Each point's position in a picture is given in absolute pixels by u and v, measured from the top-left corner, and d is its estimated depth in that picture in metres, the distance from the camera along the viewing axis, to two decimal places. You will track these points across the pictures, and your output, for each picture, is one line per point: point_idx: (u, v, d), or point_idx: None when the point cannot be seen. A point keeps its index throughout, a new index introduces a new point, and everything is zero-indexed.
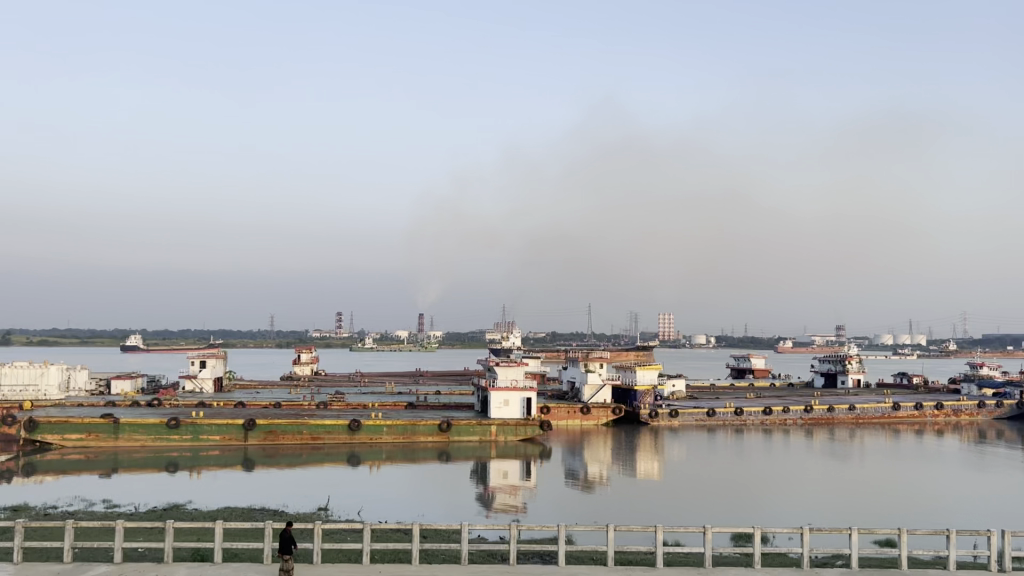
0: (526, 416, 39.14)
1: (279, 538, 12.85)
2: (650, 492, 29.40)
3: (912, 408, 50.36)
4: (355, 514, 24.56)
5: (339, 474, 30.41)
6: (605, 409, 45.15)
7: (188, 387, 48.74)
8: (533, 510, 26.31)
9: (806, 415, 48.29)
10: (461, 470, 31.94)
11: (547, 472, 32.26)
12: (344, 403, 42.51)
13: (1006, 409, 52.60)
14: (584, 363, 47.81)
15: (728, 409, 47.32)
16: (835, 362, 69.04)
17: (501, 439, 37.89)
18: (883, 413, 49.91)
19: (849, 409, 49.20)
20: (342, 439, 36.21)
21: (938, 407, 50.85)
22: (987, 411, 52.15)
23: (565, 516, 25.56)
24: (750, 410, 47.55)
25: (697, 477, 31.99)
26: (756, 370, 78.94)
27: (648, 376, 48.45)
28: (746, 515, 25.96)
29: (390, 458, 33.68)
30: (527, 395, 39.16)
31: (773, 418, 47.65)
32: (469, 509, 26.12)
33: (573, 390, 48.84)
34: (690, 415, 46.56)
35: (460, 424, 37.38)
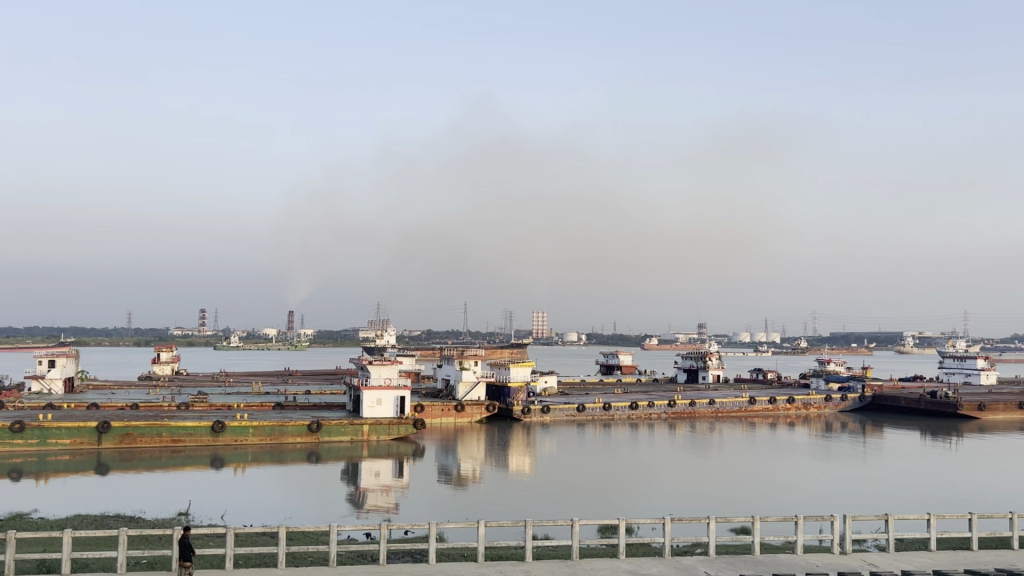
0: (398, 415, 38.88)
1: (178, 546, 13.06)
2: (521, 487, 29.81)
3: (767, 402, 53.26)
4: (217, 519, 23.71)
5: (202, 478, 29.28)
6: (478, 407, 45.48)
7: (34, 388, 45.64)
8: (404, 509, 26.23)
9: (669, 409, 50.18)
10: (331, 471, 31.37)
11: (420, 471, 32.12)
12: (207, 403, 40.90)
13: (850, 401, 56.44)
14: (458, 360, 47.92)
15: (597, 405, 48.60)
16: (697, 358, 72.12)
17: (373, 439, 37.43)
18: (740, 406, 52.50)
19: (710, 403, 51.49)
20: (205, 441, 34.86)
21: (790, 401, 53.99)
22: (833, 404, 55.82)
23: (435, 513, 25.60)
24: (617, 405, 49.06)
25: (564, 471, 32.66)
26: (624, 367, 81.39)
27: (520, 372, 49.03)
28: (610, 507, 26.74)
29: (256, 460, 32.69)
30: (401, 394, 38.97)
31: (640, 413, 49.32)
32: (339, 510, 25.71)
33: (447, 389, 48.89)
34: (561, 411, 47.44)
35: (330, 425, 36.68)
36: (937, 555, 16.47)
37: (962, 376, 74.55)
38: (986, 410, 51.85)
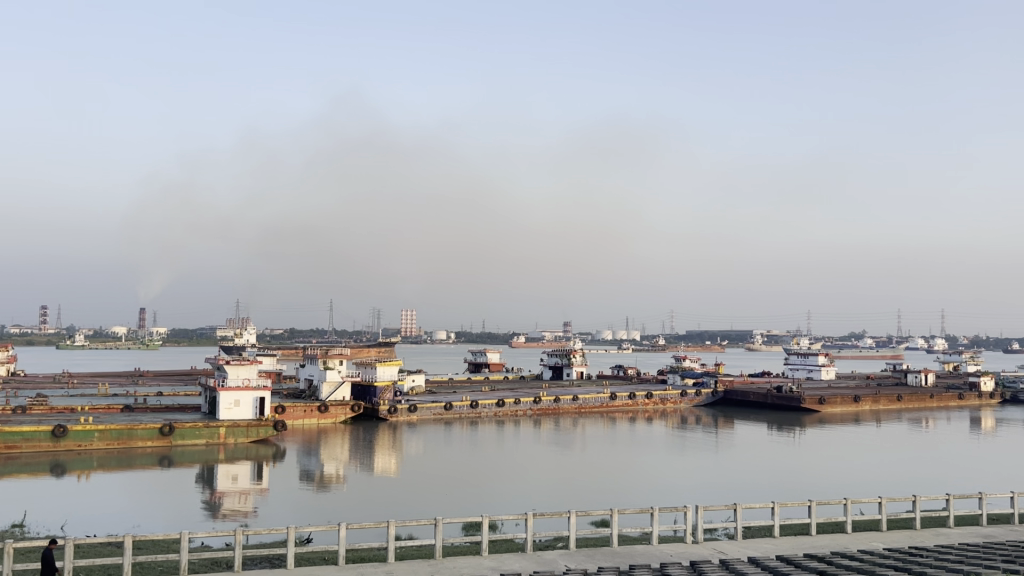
0: (258, 416, 37.67)
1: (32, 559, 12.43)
2: (385, 487, 29.48)
3: (627, 398, 54.95)
4: (56, 530, 22.15)
5: (40, 486, 27.29)
6: (343, 407, 44.69)
7: None
8: (263, 513, 25.42)
9: (535, 406, 50.92)
10: (184, 476, 29.99)
11: (280, 473, 31.23)
12: (47, 406, 38.20)
13: (704, 396, 59.15)
14: (322, 359, 46.88)
15: (464, 403, 48.74)
16: (562, 355, 73.62)
17: (230, 442, 36.07)
18: (603, 402, 53.93)
19: (573, 399, 52.66)
20: (44, 447, 32.49)
21: (649, 396, 55.96)
22: (688, 399, 58.31)
23: (296, 516, 24.93)
24: (484, 402, 49.38)
25: (430, 470, 32.51)
26: (491, 364, 82.11)
27: (387, 372, 48.47)
28: (474, 505, 26.82)
29: (102, 466, 30.79)
30: (259, 395, 37.72)
31: (506, 410, 49.83)
32: (193, 516, 24.62)
33: (310, 389, 47.74)
34: (428, 409, 47.21)
35: (184, 427, 35.05)
36: (779, 541, 17.45)
37: (805, 372, 79.62)
38: (826, 403, 55.60)
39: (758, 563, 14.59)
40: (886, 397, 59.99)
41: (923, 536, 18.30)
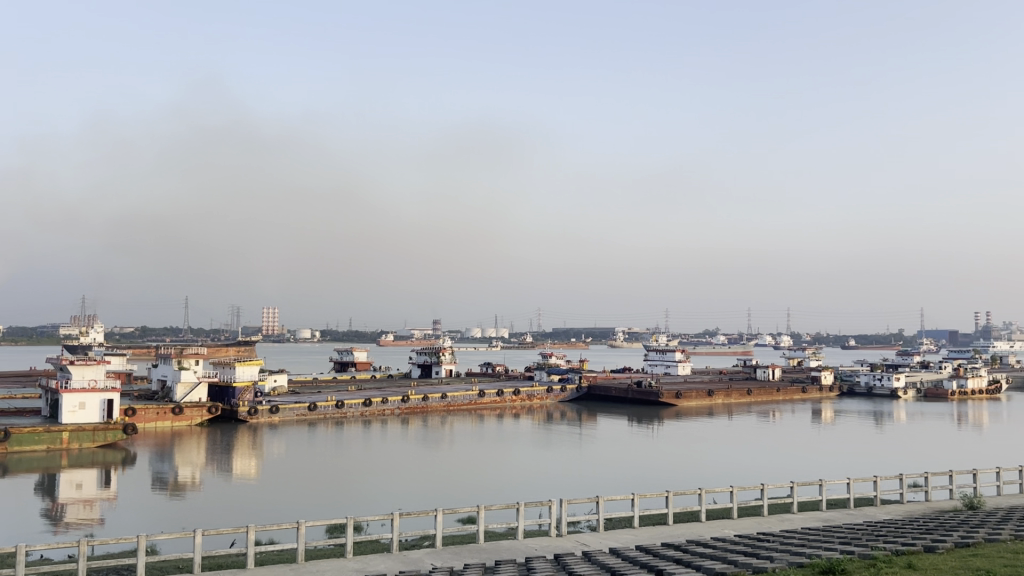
0: (105, 420, 35.53)
1: None
2: (245, 490, 28.50)
3: (495, 394, 55.32)
4: None
5: None
6: (200, 409, 42.84)
7: None
8: (111, 521, 24.08)
9: (403, 405, 50.45)
10: (21, 485, 27.84)
11: (130, 480, 29.54)
12: None
13: (569, 392, 60.57)
14: (177, 359, 44.71)
15: (329, 403, 47.65)
16: (430, 354, 73.37)
17: (74, 447, 33.79)
18: (471, 400, 54.07)
19: (441, 397, 52.59)
20: None
21: (516, 392, 56.61)
22: (553, 395, 59.40)
23: (148, 523, 23.75)
24: (350, 402, 48.51)
25: (292, 472, 31.69)
26: (358, 363, 80.81)
27: (247, 372, 46.85)
28: (339, 506, 26.33)
29: None
30: (107, 397, 35.63)
31: (372, 409, 49.12)
32: (31, 528, 22.98)
33: (164, 390, 45.44)
34: (291, 410, 45.95)
35: (21, 433, 32.56)
36: (638, 531, 18.04)
37: (663, 368, 82.86)
38: (682, 397, 58.17)
39: (619, 553, 15.05)
40: (737, 391, 63.32)
41: (769, 521, 19.42)
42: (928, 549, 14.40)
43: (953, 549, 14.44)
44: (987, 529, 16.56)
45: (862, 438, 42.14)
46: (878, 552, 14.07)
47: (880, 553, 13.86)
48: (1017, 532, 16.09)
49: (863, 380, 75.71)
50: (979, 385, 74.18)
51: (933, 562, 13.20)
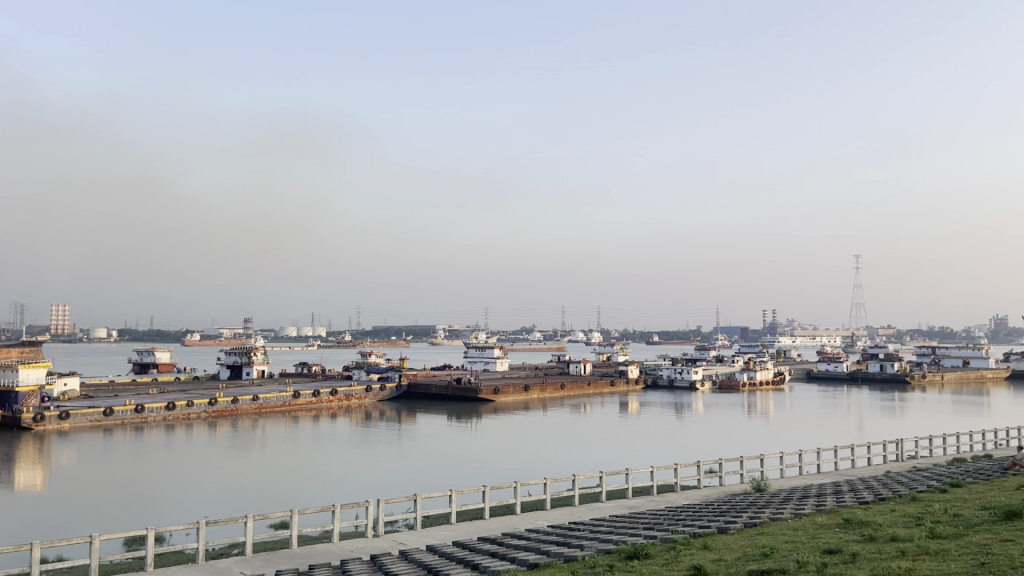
0: None
1: None
2: (29, 503, 26.20)
3: (310, 395, 53.88)
4: None
5: None
6: None
7: None
8: None
9: (210, 408, 48.00)
10: None
11: None
12: None
13: (388, 390, 60.03)
14: None
15: (128, 407, 44.50)
16: (241, 354, 70.29)
17: None
18: (284, 401, 52.33)
19: (253, 399, 50.51)
20: None
21: (333, 393, 55.37)
22: (372, 394, 58.65)
23: None
24: (152, 406, 45.57)
25: (86, 481, 29.51)
26: (161, 365, 76.05)
27: (32, 375, 42.86)
28: (139, 516, 24.78)
29: None
30: None
31: (177, 413, 46.40)
32: None
33: None
34: (84, 416, 42.49)
35: None
36: (455, 527, 18.21)
37: (481, 365, 83.99)
38: (500, 393, 59.24)
39: (435, 550, 15.08)
40: (552, 386, 65.29)
41: (579, 511, 20.20)
42: (722, 530, 15.53)
43: (742, 529, 15.67)
44: (772, 509, 18.12)
45: (665, 428, 44.80)
46: (677, 535, 15.04)
47: (679, 536, 14.82)
48: (796, 510, 17.71)
49: (665, 373, 80.48)
50: (766, 376, 80.88)
51: (725, 541, 14.29)
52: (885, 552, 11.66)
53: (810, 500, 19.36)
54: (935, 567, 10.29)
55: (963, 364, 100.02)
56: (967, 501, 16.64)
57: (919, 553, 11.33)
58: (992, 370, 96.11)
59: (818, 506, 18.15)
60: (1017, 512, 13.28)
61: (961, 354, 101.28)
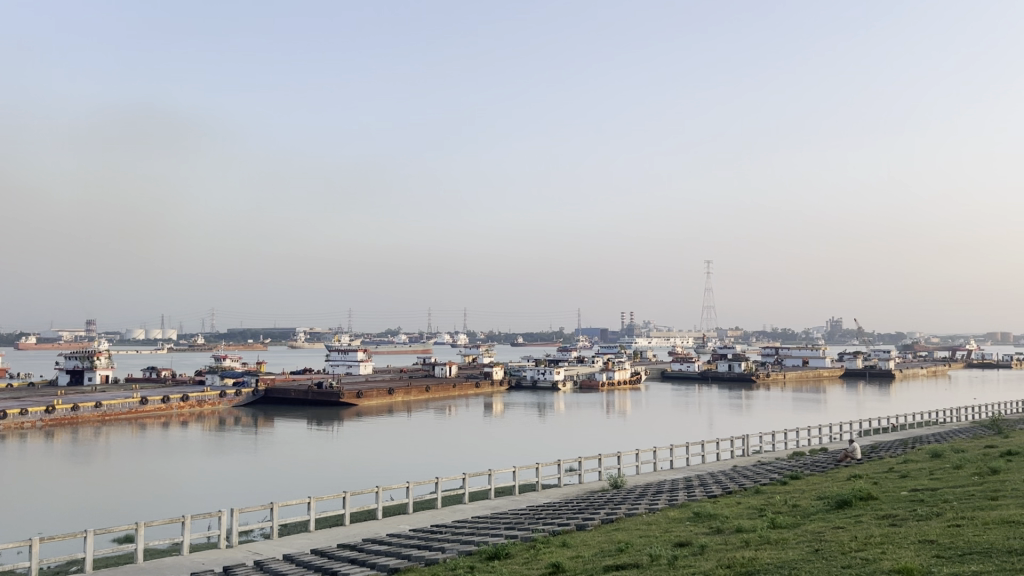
0: None
1: None
2: None
3: (159, 401, 51.16)
4: None
5: None
6: None
7: None
8: None
9: (47, 416, 44.69)
10: None
11: None
12: None
13: (244, 395, 57.95)
14: None
15: None
16: (82, 358, 65.95)
17: None
18: (130, 408, 49.43)
19: (95, 406, 47.44)
20: None
21: (184, 399, 52.81)
22: (227, 400, 56.38)
23: None
24: None
25: None
26: None
27: None
28: None
29: None
30: None
31: (9, 422, 42.90)
32: None
33: None
34: None
35: None
36: (313, 535, 17.74)
37: (344, 368, 82.48)
38: (363, 397, 58.40)
39: (293, 559, 14.65)
40: (416, 388, 64.92)
41: (442, 514, 20.15)
42: (580, 527, 15.90)
43: (599, 525, 16.10)
44: (627, 504, 18.74)
45: (526, 429, 45.39)
46: (537, 534, 15.26)
47: (539, 535, 15.04)
48: (651, 505, 18.39)
49: (529, 374, 81.64)
50: (624, 376, 83.55)
51: (583, 538, 14.63)
52: (731, 543, 12.25)
53: (663, 495, 20.14)
54: (774, 555, 10.91)
55: (803, 364, 106.94)
56: (804, 492, 17.80)
57: (761, 543, 11.99)
58: (828, 369, 103.03)
59: (671, 501, 18.91)
60: (848, 501, 14.30)
61: (801, 354, 108.17)
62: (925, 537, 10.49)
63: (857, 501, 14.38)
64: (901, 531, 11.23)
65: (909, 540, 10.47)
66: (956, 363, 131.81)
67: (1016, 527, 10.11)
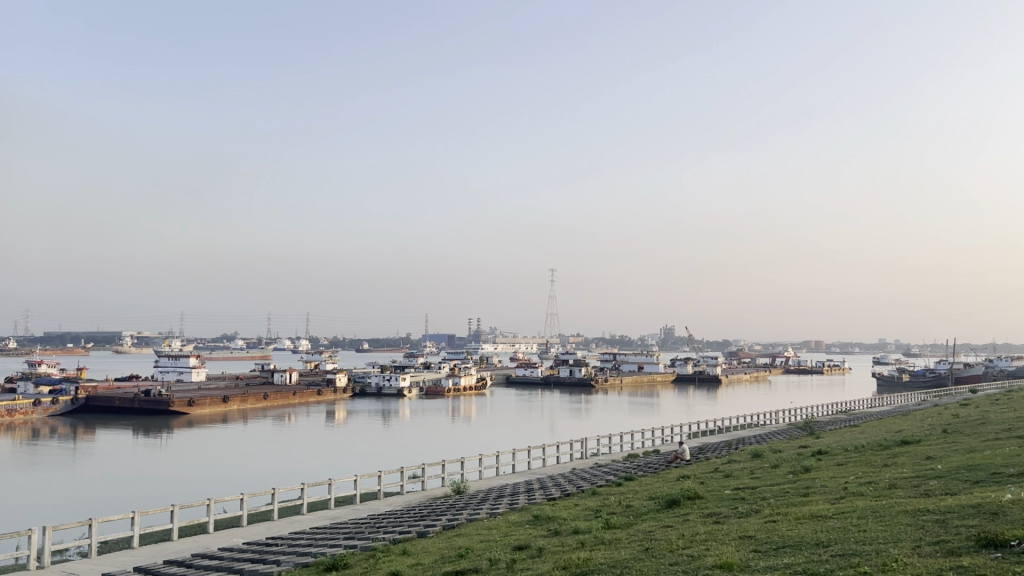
0: None
1: None
2: None
3: None
4: None
5: None
6: None
7: None
8: None
9: None
10: None
11: None
12: None
13: (61, 405, 53.72)
14: None
15: None
16: None
17: None
18: None
19: None
20: None
21: None
22: (42, 409, 52.06)
23: None
24: None
25: None
26: None
27: None
28: None
29: None
30: None
31: None
32: None
33: None
34: None
35: None
36: (137, 552, 16.65)
37: (175, 374, 78.22)
38: (195, 405, 55.65)
39: None
40: (253, 396, 62.54)
41: (278, 526, 19.47)
42: (421, 535, 15.79)
43: (440, 531, 16.07)
44: (469, 510, 18.81)
45: (369, 436, 44.70)
46: (377, 543, 15.01)
47: (378, 544, 14.82)
48: (491, 510, 18.56)
49: (373, 381, 80.37)
50: (469, 382, 83.99)
51: (423, 545, 14.53)
52: (567, 545, 12.53)
53: (504, 499, 20.35)
54: (608, 555, 11.26)
55: (638, 369, 111.53)
56: (637, 492, 18.57)
57: (595, 543, 12.36)
58: (661, 375, 108.00)
59: (511, 505, 19.16)
60: (677, 500, 14.98)
61: (637, 361, 112.87)
62: (745, 533, 11.14)
63: (685, 501, 15.11)
64: (723, 529, 11.87)
65: (732, 537, 11.09)
66: (774, 369, 141.61)
67: (824, 522, 10.92)
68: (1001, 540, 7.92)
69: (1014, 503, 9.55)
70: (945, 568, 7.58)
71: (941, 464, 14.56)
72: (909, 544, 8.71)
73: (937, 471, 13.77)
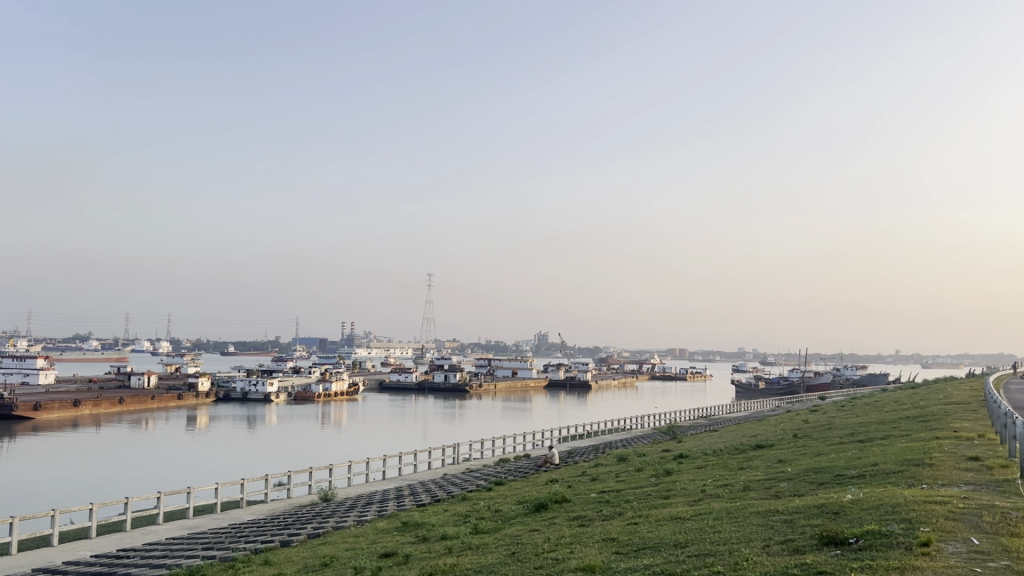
0: None
1: None
2: None
3: None
4: None
5: None
6: None
7: None
8: None
9: None
10: None
11: None
12: None
13: None
14: None
15: None
16: None
17: None
18: None
19: None
20: None
21: None
22: None
23: None
24: None
25: None
26: None
27: None
28: None
29: None
30: None
31: None
32: None
33: None
34: None
35: None
36: None
37: (20, 375, 72.98)
38: (41, 409, 52.09)
39: None
40: (107, 401, 59.10)
41: (131, 537, 18.43)
42: (285, 543, 15.33)
43: (304, 540, 15.63)
44: (336, 517, 18.38)
45: (234, 442, 43.09)
46: (237, 553, 14.47)
47: (239, 554, 14.29)
48: (359, 517, 18.20)
49: (240, 386, 77.55)
50: (341, 387, 82.37)
51: (287, 554, 14.10)
52: (434, 551, 12.46)
53: (373, 506, 20.05)
54: (474, 560, 11.28)
55: (512, 373, 112.68)
56: (506, 497, 18.69)
57: (462, 549, 12.34)
58: (533, 380, 109.23)
59: (380, 511, 18.89)
60: (544, 504, 15.20)
61: (511, 366, 113.99)
62: (608, 534, 11.46)
63: (552, 504, 15.34)
64: (588, 530, 12.14)
65: (596, 539, 11.35)
66: (641, 375, 145.71)
67: (682, 522, 11.35)
68: (840, 538, 8.42)
69: (853, 503, 10.21)
70: (790, 565, 7.97)
71: (791, 467, 15.40)
72: (759, 543, 9.15)
73: (787, 472, 14.57)
